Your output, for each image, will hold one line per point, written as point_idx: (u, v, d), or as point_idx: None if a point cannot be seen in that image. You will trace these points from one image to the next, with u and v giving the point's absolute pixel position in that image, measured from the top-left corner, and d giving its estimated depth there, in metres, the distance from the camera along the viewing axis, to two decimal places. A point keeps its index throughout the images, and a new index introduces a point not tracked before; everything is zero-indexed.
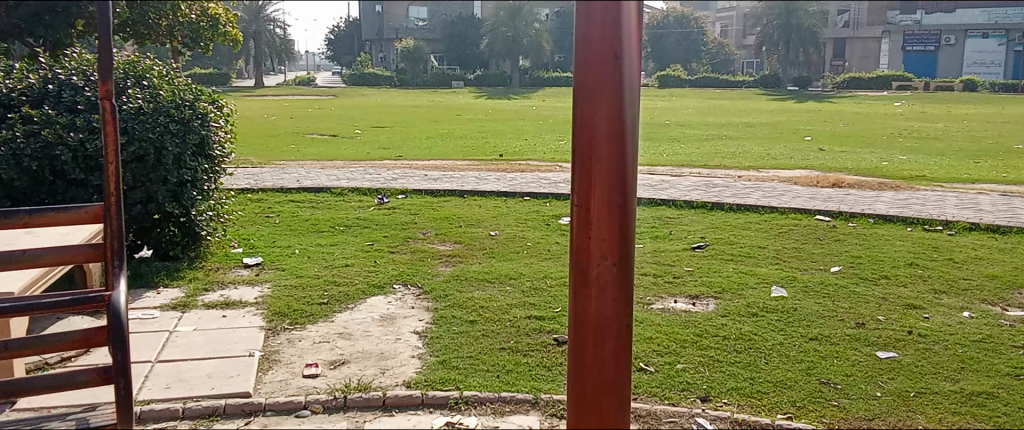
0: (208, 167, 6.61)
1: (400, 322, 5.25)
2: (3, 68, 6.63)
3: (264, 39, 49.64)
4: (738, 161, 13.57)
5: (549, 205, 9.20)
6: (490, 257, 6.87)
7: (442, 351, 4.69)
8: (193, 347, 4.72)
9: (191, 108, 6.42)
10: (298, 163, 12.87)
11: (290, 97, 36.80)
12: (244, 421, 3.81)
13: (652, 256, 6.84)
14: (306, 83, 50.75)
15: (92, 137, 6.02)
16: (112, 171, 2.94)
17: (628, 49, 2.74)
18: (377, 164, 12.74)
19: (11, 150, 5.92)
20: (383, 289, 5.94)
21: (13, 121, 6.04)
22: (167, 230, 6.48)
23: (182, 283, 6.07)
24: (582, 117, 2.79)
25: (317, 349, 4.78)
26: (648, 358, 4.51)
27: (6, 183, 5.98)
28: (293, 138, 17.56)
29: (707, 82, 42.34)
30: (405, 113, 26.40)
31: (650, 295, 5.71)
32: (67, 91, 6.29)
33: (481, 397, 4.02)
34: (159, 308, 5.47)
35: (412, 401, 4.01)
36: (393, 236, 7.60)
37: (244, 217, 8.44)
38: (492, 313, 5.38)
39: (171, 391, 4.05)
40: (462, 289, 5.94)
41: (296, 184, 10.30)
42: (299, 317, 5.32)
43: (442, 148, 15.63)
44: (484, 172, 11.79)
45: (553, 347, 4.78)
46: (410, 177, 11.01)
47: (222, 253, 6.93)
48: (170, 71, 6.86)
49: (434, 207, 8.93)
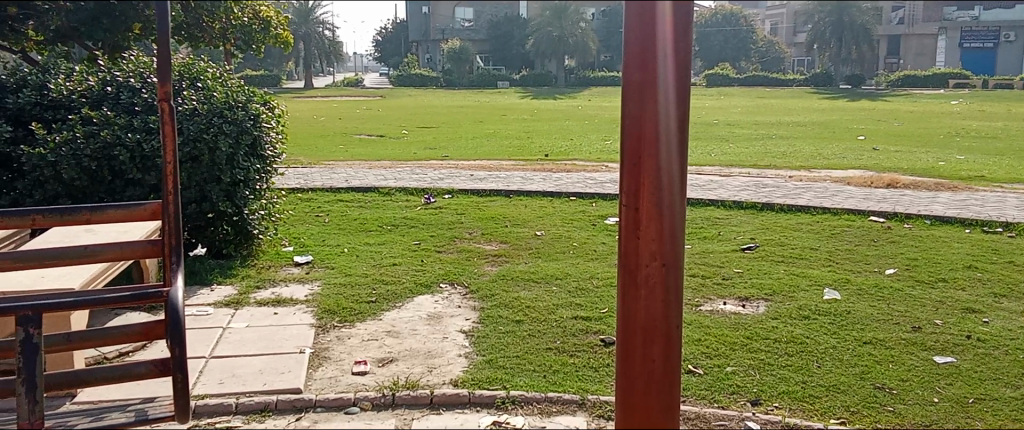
0: (260, 167, 6.75)
1: (447, 321, 5.28)
2: (64, 70, 6.85)
3: (313, 41, 50.38)
4: (789, 160, 13.35)
5: (596, 205, 9.16)
6: (536, 257, 6.87)
7: (489, 351, 4.70)
8: (245, 343, 4.82)
9: (244, 109, 6.55)
10: (346, 163, 13.02)
11: (339, 98, 37.28)
12: (295, 417, 3.87)
13: (700, 257, 6.76)
14: (354, 84, 51.38)
15: (149, 137, 6.18)
16: (170, 170, 3.02)
17: (676, 49, 2.73)
18: (424, 164, 12.83)
19: (71, 150, 6.08)
20: (430, 289, 5.98)
21: (74, 122, 6.23)
22: (221, 228, 6.63)
23: (235, 280, 6.20)
24: (629, 118, 2.78)
25: (366, 346, 4.83)
26: (697, 360, 4.46)
27: (67, 183, 6.17)
28: (341, 139, 17.78)
29: (756, 81, 41.70)
30: (451, 113, 26.53)
31: (698, 297, 5.66)
32: (125, 93, 6.51)
33: (528, 397, 4.02)
34: (212, 305, 5.59)
35: (459, 400, 4.03)
36: (439, 235, 7.65)
37: (295, 216, 8.58)
38: (538, 313, 5.37)
39: (225, 386, 4.13)
40: (508, 289, 5.95)
41: (344, 184, 10.43)
42: (348, 315, 5.39)
43: (487, 148, 15.66)
44: (530, 172, 11.79)
45: (600, 348, 4.75)
46: (456, 177, 11.07)
47: (273, 251, 7.05)
48: (223, 73, 6.99)
49: (480, 207, 8.97)
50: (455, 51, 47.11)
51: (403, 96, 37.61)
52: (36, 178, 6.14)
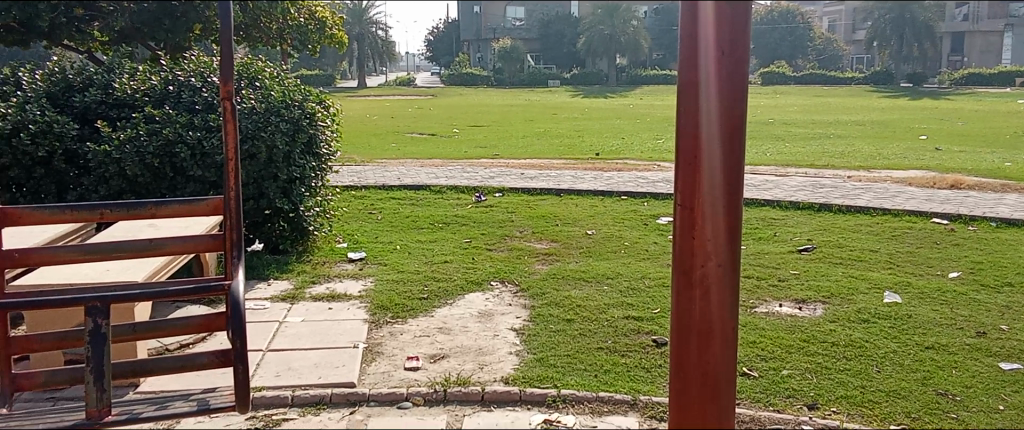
0: (315, 164, 6.89)
1: (497, 318, 5.30)
2: (128, 70, 7.07)
3: (366, 41, 51.08)
4: (847, 160, 13.07)
5: (648, 205, 9.08)
6: (588, 256, 6.84)
7: (540, 349, 4.70)
8: (301, 337, 4.90)
9: (301, 108, 6.68)
10: (399, 162, 13.15)
11: (391, 97, 37.70)
12: (349, 410, 3.92)
13: (755, 258, 6.66)
14: (406, 83, 51.94)
15: (209, 136, 6.36)
16: (231, 167, 3.10)
17: (735, 46, 2.69)
18: (475, 163, 12.89)
19: (135, 147, 6.24)
20: (480, 286, 6.01)
21: (137, 121, 6.41)
22: (278, 225, 6.76)
23: (290, 275, 6.30)
24: (686, 115, 2.77)
25: (418, 342, 4.88)
26: (752, 363, 4.39)
27: (131, 179, 6.33)
28: (394, 137, 17.99)
29: (812, 79, 40.89)
30: (501, 113, 26.62)
31: (753, 299, 5.56)
32: (186, 92, 6.68)
33: (579, 396, 4.01)
34: (269, 300, 5.70)
35: (510, 398, 4.04)
36: (490, 233, 7.67)
37: (348, 213, 8.70)
38: (589, 312, 5.35)
39: (281, 379, 4.21)
40: (559, 287, 5.94)
41: (396, 182, 10.55)
42: (401, 311, 5.44)
43: (538, 147, 15.66)
44: (581, 170, 11.76)
45: (652, 348, 4.72)
46: (507, 176, 11.09)
47: (327, 247, 7.15)
48: (281, 73, 7.15)
49: (531, 206, 8.97)
50: (505, 50, 47.24)
51: (454, 95, 37.87)
52: (101, 174, 6.32)
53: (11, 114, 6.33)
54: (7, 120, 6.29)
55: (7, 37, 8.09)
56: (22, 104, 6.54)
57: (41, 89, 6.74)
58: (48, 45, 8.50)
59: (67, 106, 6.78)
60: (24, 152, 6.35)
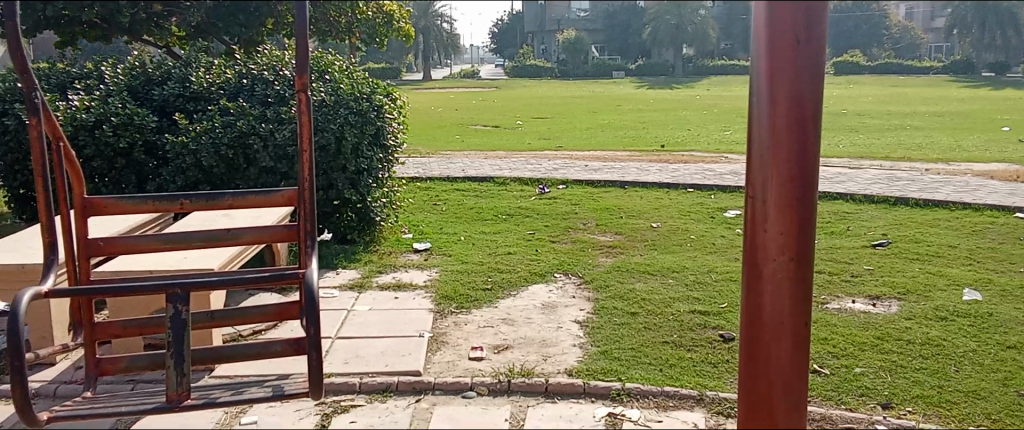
0: (382, 156, 7.00)
1: (561, 310, 5.30)
2: (204, 64, 7.33)
3: (432, 34, 51.55)
4: (925, 153, 12.62)
5: (715, 198, 8.94)
6: (653, 249, 6.78)
7: (604, 342, 4.68)
8: (368, 326, 4.99)
9: (369, 100, 6.78)
10: (463, 153, 13.25)
11: (455, 89, 38.01)
12: (414, 398, 3.98)
13: (827, 253, 6.50)
14: (470, 75, 52.26)
15: (280, 127, 6.49)
16: (306, 159, 3.22)
17: (807, 35, 2.64)
18: (539, 154, 12.89)
19: (210, 139, 6.44)
20: (544, 278, 6.02)
21: (213, 113, 6.60)
22: (346, 215, 6.88)
23: (358, 265, 6.42)
24: (757, 105, 2.72)
25: (482, 333, 4.91)
26: (823, 360, 4.30)
27: (206, 170, 6.53)
28: (459, 129, 18.11)
29: (888, 68, 39.53)
30: (565, 104, 26.56)
31: (824, 294, 5.44)
32: (258, 85, 6.85)
33: (643, 390, 3.99)
34: (338, 288, 5.82)
35: (574, 390, 4.03)
36: (554, 226, 7.67)
37: (414, 204, 8.81)
38: (655, 306, 5.30)
39: (349, 366, 4.30)
40: (623, 280, 5.90)
41: (461, 173, 10.62)
42: (465, 301, 5.49)
43: (602, 138, 15.56)
44: (646, 162, 11.64)
45: (719, 343, 4.65)
46: (571, 168, 11.06)
47: (393, 238, 7.26)
48: (349, 66, 7.28)
49: (595, 198, 8.93)
50: (570, 41, 47.04)
51: (517, 87, 37.91)
52: (178, 165, 6.53)
53: (94, 107, 6.63)
54: (90, 112, 6.59)
55: (91, 33, 8.41)
56: (104, 97, 6.84)
57: (122, 83, 7.02)
58: (129, 40, 8.80)
59: (146, 99, 7.04)
60: (106, 143, 6.61)
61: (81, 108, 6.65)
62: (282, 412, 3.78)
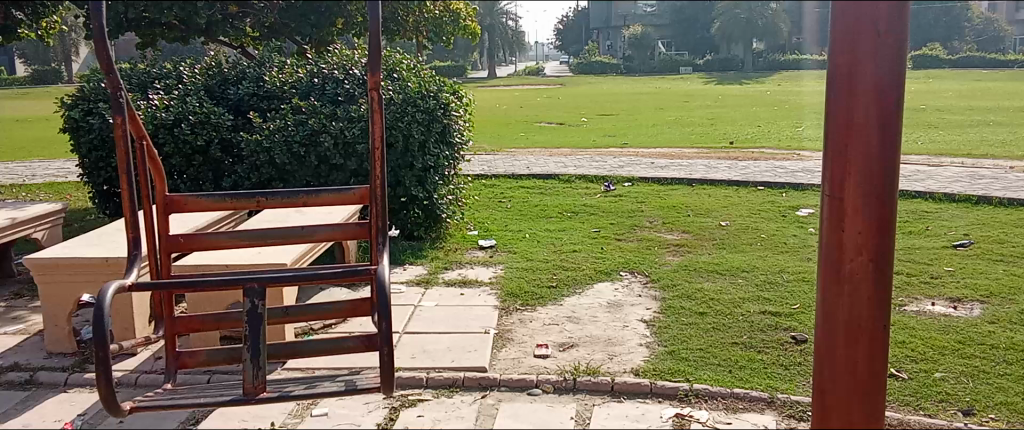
0: (449, 154, 7.06)
1: (627, 309, 5.25)
2: (278, 64, 7.53)
3: (497, 32, 51.82)
4: (1011, 150, 12.07)
5: (786, 196, 8.74)
6: (721, 248, 6.67)
7: (671, 342, 4.62)
8: (435, 321, 5.05)
9: (436, 98, 6.85)
10: (528, 151, 13.26)
11: (519, 86, 38.12)
12: (480, 394, 4.00)
13: (905, 253, 6.28)
14: (535, 73, 52.30)
15: (350, 125, 6.59)
16: (377, 156, 3.29)
17: (890, 27, 2.57)
18: (604, 152, 12.81)
19: (284, 137, 6.60)
20: (610, 276, 5.98)
21: (286, 112, 6.77)
22: (413, 212, 6.95)
23: (425, 261, 6.49)
24: (835, 100, 2.66)
25: (547, 330, 4.91)
26: (901, 364, 4.16)
27: (279, 167, 6.69)
28: (523, 126, 18.16)
29: (971, 62, 37.93)
30: (632, 101, 26.35)
31: (903, 296, 5.26)
32: (329, 84, 7.00)
33: (713, 391, 3.93)
34: (405, 284, 5.90)
35: (641, 389, 3.99)
36: (620, 223, 7.61)
37: (479, 201, 8.87)
38: (724, 306, 5.21)
39: (416, 361, 4.36)
40: (691, 279, 5.82)
41: (526, 170, 10.65)
42: (530, 299, 5.50)
43: (669, 135, 15.38)
44: (714, 160, 11.46)
45: (790, 345, 4.55)
46: (637, 165, 10.96)
47: (459, 234, 7.32)
48: (417, 65, 7.37)
49: (662, 196, 8.83)
50: None
51: (583, 83, 37.74)
52: (253, 162, 6.71)
53: (173, 106, 6.87)
54: (169, 112, 6.82)
55: (169, 35, 8.69)
56: (183, 96, 7.08)
57: (200, 83, 7.25)
58: (206, 42, 9.08)
59: (222, 98, 7.26)
60: (184, 141, 6.84)
61: (161, 107, 6.90)
62: (352, 405, 3.86)
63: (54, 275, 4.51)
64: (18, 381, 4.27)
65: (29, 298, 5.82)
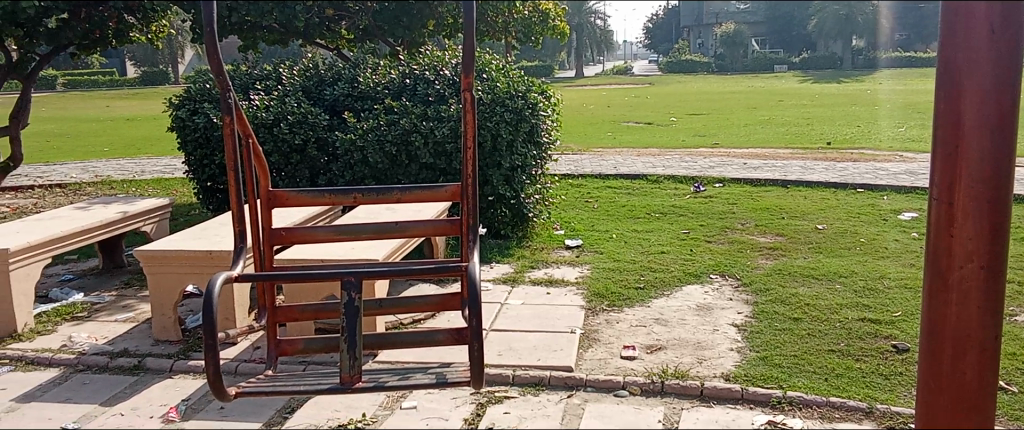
0: (536, 153, 7.09)
1: (717, 313, 5.15)
2: (372, 65, 7.76)
3: (586, 31, 51.72)
4: None
5: (888, 199, 8.39)
6: (818, 252, 6.45)
7: (764, 347, 4.50)
8: (521, 319, 5.07)
9: (524, 98, 6.88)
10: (615, 151, 13.17)
11: (606, 86, 37.94)
12: (566, 394, 3.99)
13: (1018, 261, 5.92)
14: (624, 72, 51.87)
15: (440, 125, 6.68)
16: (470, 155, 3.34)
17: (1003, 26, 2.50)
18: (694, 152, 12.58)
19: (376, 136, 6.76)
20: (699, 278, 5.87)
21: (379, 112, 6.94)
22: (500, 211, 6.97)
23: (511, 260, 6.52)
24: (943, 100, 2.58)
25: (634, 332, 4.86)
26: (1012, 377, 3.92)
27: (371, 166, 6.84)
28: (610, 126, 18.07)
29: None
30: (723, 99, 25.83)
31: (1014, 306, 4.97)
32: (420, 85, 7.14)
33: (807, 399, 3.81)
34: (491, 281, 5.95)
35: (731, 395, 3.90)
36: (710, 225, 7.46)
37: (566, 201, 8.86)
38: (819, 312, 5.04)
39: (503, 358, 4.39)
40: (785, 283, 5.66)
41: (613, 170, 10.57)
42: (617, 300, 5.45)
43: (762, 135, 15.00)
44: (810, 161, 11.10)
45: (891, 354, 4.36)
46: (728, 166, 10.73)
47: (546, 234, 7.33)
48: (506, 65, 7.43)
49: (754, 197, 8.61)
50: None
51: (672, 81, 37.22)
52: (347, 161, 6.90)
53: (273, 106, 7.15)
54: (270, 112, 7.12)
55: (269, 37, 9.00)
56: (282, 97, 7.36)
57: (298, 84, 7.52)
58: (304, 44, 9.36)
59: (319, 98, 7.48)
60: (283, 139, 7.09)
61: (262, 108, 7.19)
62: (440, 399, 3.91)
63: (162, 265, 4.74)
64: (127, 366, 4.50)
65: (138, 287, 6.14)
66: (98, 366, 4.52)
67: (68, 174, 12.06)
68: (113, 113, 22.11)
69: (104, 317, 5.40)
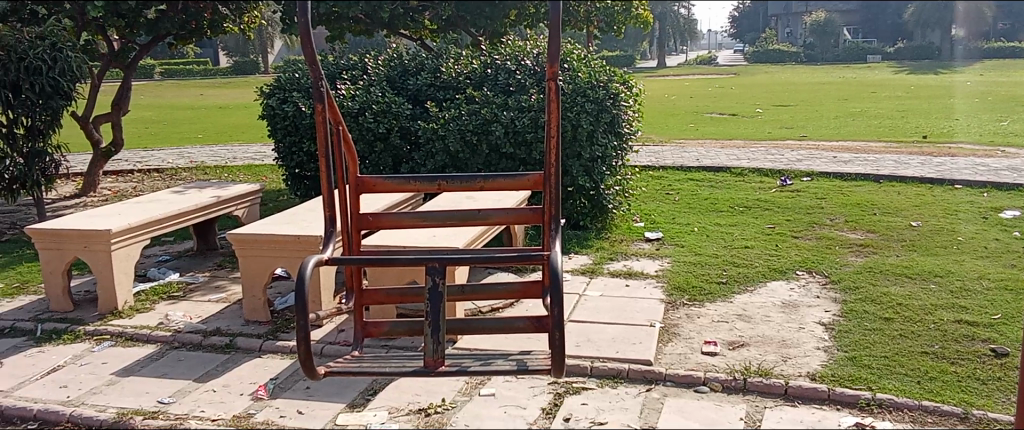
0: (617, 144, 7.04)
1: (804, 310, 5.00)
2: (454, 55, 7.84)
3: (669, 20, 50.93)
4: None
5: (988, 196, 7.99)
6: (911, 250, 6.19)
7: (852, 347, 4.35)
8: (599, 311, 5.04)
9: (605, 88, 6.83)
10: (698, 142, 12.93)
11: (688, 76, 37.29)
12: (645, 387, 3.96)
13: None
14: (708, 62, 50.81)
15: (521, 115, 6.69)
16: (553, 144, 3.34)
17: None
18: (781, 145, 12.24)
19: (457, 126, 6.83)
20: (785, 275, 5.72)
21: (461, 102, 7.01)
22: (578, 202, 6.95)
23: (590, 251, 6.49)
24: None
25: (716, 327, 4.77)
26: None
27: (453, 155, 6.91)
28: (692, 117, 17.77)
29: None
30: (811, 90, 25.08)
31: None
32: (501, 75, 7.18)
33: (898, 402, 3.68)
34: (570, 272, 5.94)
35: (817, 395, 3.80)
36: (797, 220, 7.26)
37: (646, 193, 8.76)
38: (913, 312, 4.84)
39: (581, 349, 4.38)
40: (876, 282, 5.45)
41: (696, 162, 10.38)
42: (698, 294, 5.36)
43: (853, 128, 14.48)
44: (904, 155, 10.65)
45: (989, 359, 4.17)
46: (817, 159, 10.40)
47: (625, 226, 7.26)
48: (588, 55, 7.39)
49: (844, 192, 8.33)
50: None
51: (757, 71, 36.30)
52: (429, 150, 7.00)
53: (359, 95, 7.29)
54: (355, 101, 7.28)
55: (355, 28, 9.18)
56: (367, 86, 7.52)
57: (382, 73, 7.65)
58: (388, 34, 9.50)
59: (403, 88, 7.59)
60: (368, 128, 7.23)
61: (348, 97, 7.34)
62: (518, 388, 3.94)
63: (253, 248, 4.91)
64: (219, 345, 4.68)
65: (229, 269, 6.38)
66: (192, 344, 4.72)
67: (165, 159, 12.61)
68: (207, 101, 22.97)
69: (198, 297, 5.64)
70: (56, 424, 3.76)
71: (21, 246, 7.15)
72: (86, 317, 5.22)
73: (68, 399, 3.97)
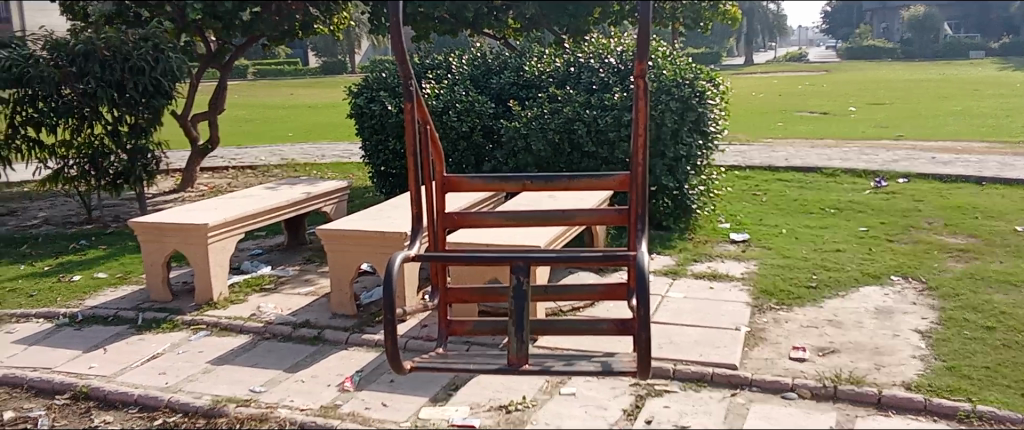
0: (702, 143, 6.90)
1: (899, 317, 4.80)
2: (538, 53, 7.86)
3: (757, 16, 49.74)
4: None
5: None
6: (1017, 256, 5.87)
7: (952, 356, 4.16)
8: (682, 313, 4.97)
9: (691, 86, 6.69)
10: (787, 141, 12.58)
11: (777, 73, 36.33)
12: (730, 392, 3.87)
13: None
14: (797, 58, 49.35)
15: (604, 113, 6.67)
16: (640, 142, 3.32)
17: None
18: (875, 144, 11.79)
19: (539, 124, 6.84)
20: (879, 280, 5.51)
21: (543, 100, 7.02)
22: (661, 202, 6.85)
23: (673, 252, 6.40)
24: None
25: (805, 333, 4.63)
26: None
27: (535, 154, 6.91)
28: (780, 116, 17.33)
29: None
30: (909, 87, 24.06)
31: None
32: (585, 73, 7.15)
33: (1000, 415, 3.50)
34: (653, 273, 5.87)
35: (913, 405, 3.64)
36: (892, 223, 6.98)
37: (732, 193, 8.57)
38: (1018, 322, 4.59)
39: (664, 351, 4.33)
40: (978, 289, 5.19)
41: (784, 162, 10.09)
42: (786, 298, 5.22)
43: (954, 127, 13.83)
44: (1010, 156, 10.10)
45: None
46: (914, 160, 9.97)
47: (710, 226, 7.14)
48: (673, 52, 7.27)
49: (944, 195, 7.96)
50: None
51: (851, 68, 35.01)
52: (511, 148, 7.03)
53: (443, 94, 7.42)
54: (440, 100, 7.41)
55: (441, 28, 9.29)
56: (451, 85, 7.62)
57: (466, 73, 7.73)
58: (472, 33, 9.58)
59: (486, 87, 7.63)
60: (451, 127, 7.35)
61: (432, 96, 7.50)
62: (599, 388, 3.92)
63: (342, 244, 5.04)
64: (308, 337, 4.83)
65: (318, 264, 6.56)
66: (283, 335, 4.88)
67: (257, 156, 13.05)
68: (297, 100, 23.65)
69: (288, 290, 5.82)
70: (156, 409, 3.95)
71: (124, 238, 7.53)
72: (183, 307, 5.46)
73: (166, 385, 4.16)
